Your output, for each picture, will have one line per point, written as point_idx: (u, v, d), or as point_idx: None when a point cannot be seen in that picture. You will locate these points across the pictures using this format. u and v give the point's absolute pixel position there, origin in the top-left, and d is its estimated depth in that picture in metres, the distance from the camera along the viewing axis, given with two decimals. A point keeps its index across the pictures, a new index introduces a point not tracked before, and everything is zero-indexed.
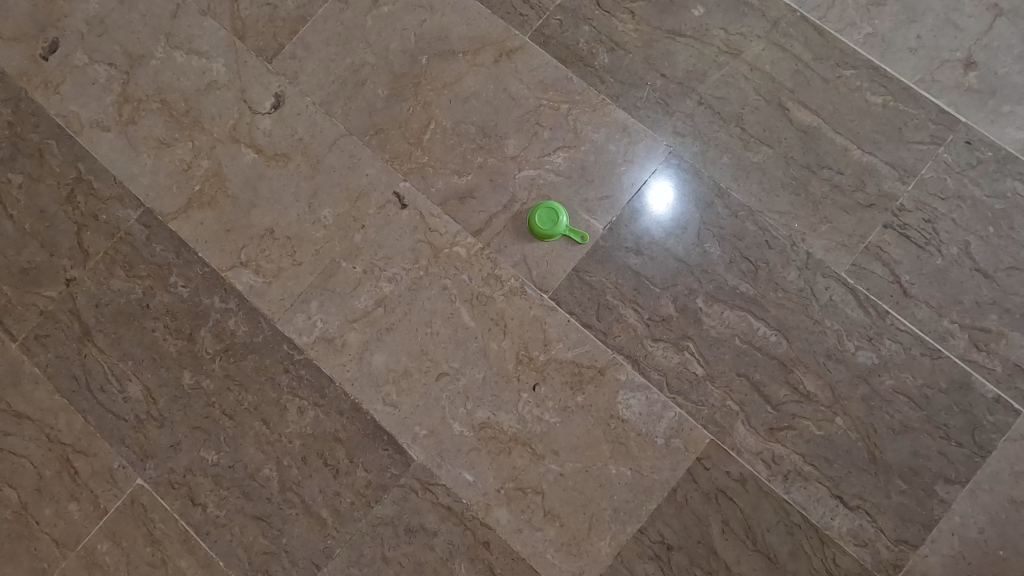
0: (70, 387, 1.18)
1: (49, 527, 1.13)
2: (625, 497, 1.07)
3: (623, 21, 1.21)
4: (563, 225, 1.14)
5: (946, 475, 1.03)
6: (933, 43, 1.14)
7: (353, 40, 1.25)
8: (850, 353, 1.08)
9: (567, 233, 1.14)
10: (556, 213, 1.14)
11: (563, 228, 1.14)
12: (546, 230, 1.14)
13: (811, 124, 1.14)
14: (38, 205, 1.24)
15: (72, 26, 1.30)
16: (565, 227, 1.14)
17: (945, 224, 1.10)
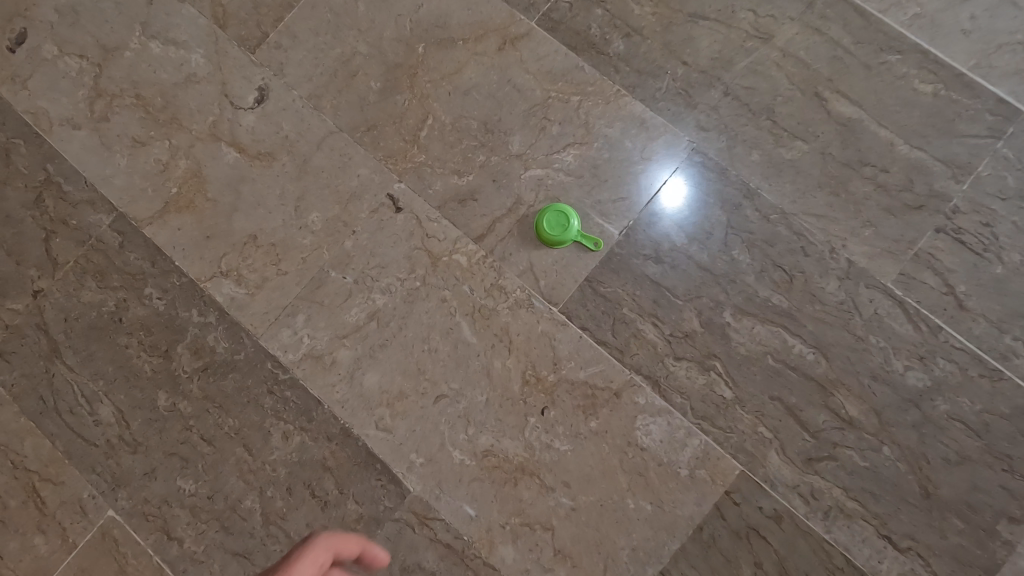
0: (37, 408, 1.08)
1: (13, 563, 1.04)
2: (645, 535, 0.96)
3: (640, 4, 1.09)
4: (574, 229, 1.03)
5: (1010, 513, 0.91)
6: (989, 24, 1.02)
7: (343, 28, 1.14)
8: (898, 374, 0.96)
9: (578, 238, 1.03)
10: (565, 216, 1.04)
11: (574, 233, 1.03)
12: (555, 235, 1.03)
13: (852, 116, 1.02)
14: (4, 211, 1.14)
15: (41, 16, 1.20)
16: (576, 232, 1.03)
17: (1005, 228, 0.98)
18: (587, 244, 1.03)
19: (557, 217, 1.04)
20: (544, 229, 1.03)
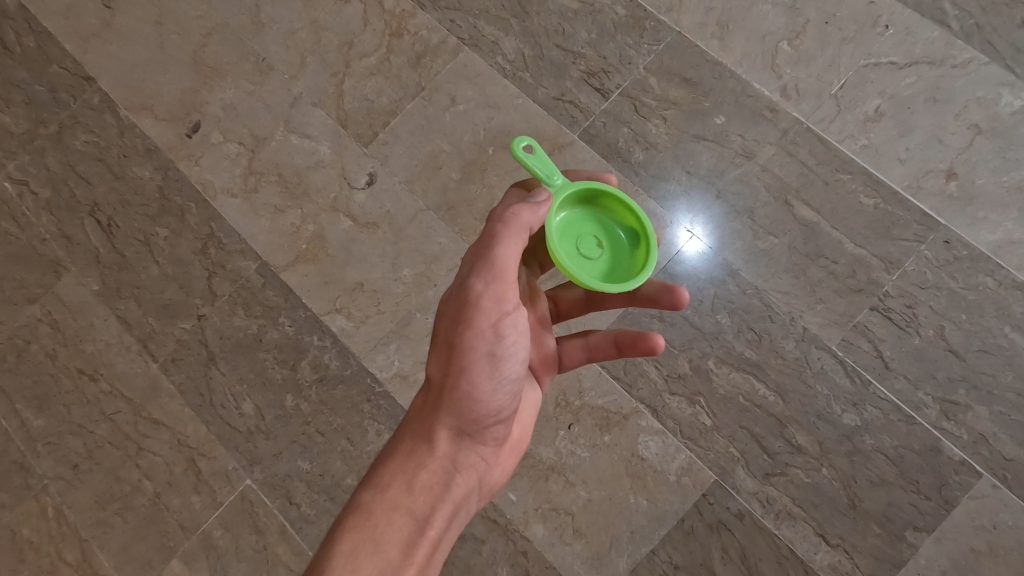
0: (198, 402, 1.49)
1: (177, 513, 1.44)
2: (641, 522, 1.29)
3: (656, 125, 1.46)
4: (611, 224, 1.02)
5: (916, 524, 1.22)
6: (920, 155, 1.36)
7: (433, 132, 1.54)
8: (837, 415, 1.28)
9: (583, 203, 1.02)
10: (640, 243, 1.00)
11: (596, 212, 1.02)
12: (594, 256, 0.99)
13: (811, 219, 1.36)
14: (178, 255, 1.57)
15: (211, 112, 1.64)
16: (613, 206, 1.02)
17: (924, 309, 1.29)
18: (540, 168, 0.96)
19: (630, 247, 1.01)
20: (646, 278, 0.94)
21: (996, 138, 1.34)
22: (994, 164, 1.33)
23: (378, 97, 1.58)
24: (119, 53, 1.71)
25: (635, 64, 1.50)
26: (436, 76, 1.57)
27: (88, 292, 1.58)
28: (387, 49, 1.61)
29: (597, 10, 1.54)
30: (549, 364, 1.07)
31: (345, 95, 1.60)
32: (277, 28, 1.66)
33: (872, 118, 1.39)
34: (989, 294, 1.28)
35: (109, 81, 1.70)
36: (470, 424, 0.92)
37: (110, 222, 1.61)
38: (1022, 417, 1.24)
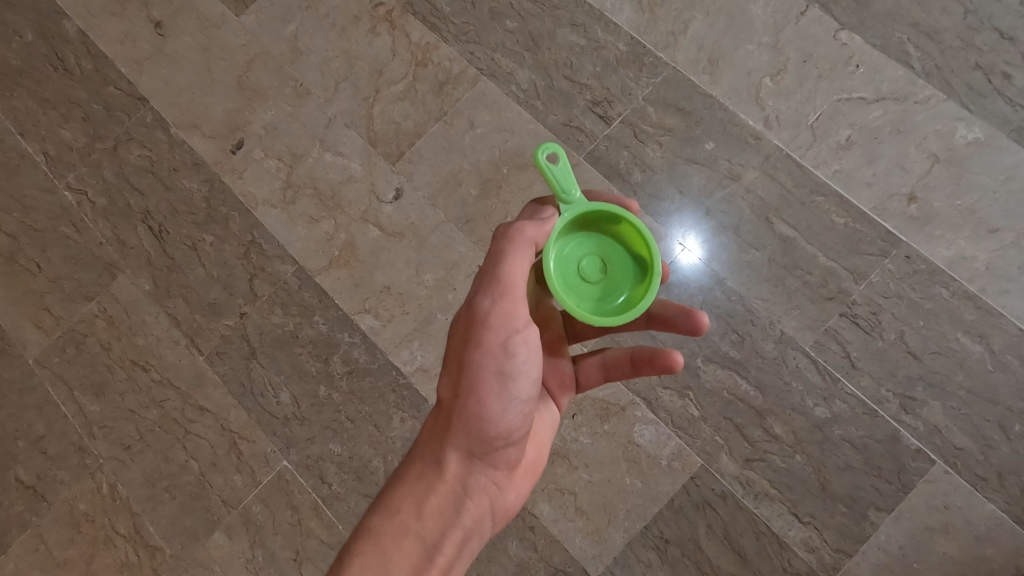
0: (240, 391, 1.65)
1: (220, 491, 1.60)
2: (636, 501, 1.45)
3: (653, 150, 1.64)
4: (623, 250, 1.08)
5: (877, 504, 1.39)
6: (885, 180, 1.54)
7: (454, 152, 1.72)
8: (810, 408, 1.45)
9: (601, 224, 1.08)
10: (644, 275, 1.06)
11: (607, 235, 1.08)
12: (594, 278, 1.07)
13: (789, 234, 1.54)
14: (222, 258, 1.74)
15: (253, 131, 1.82)
16: (632, 234, 1.07)
17: (886, 316, 1.47)
18: (556, 184, 1.03)
19: (635, 279, 1.07)
20: (635, 316, 1.00)
21: (952, 165, 1.53)
22: (951, 189, 1.51)
23: (405, 120, 1.77)
24: (170, 77, 1.90)
25: (634, 95, 1.68)
26: (457, 102, 1.75)
27: (140, 291, 1.76)
28: (413, 77, 1.79)
29: (602, 46, 1.73)
30: (566, 385, 1.19)
31: (375, 118, 1.78)
32: (314, 57, 1.85)
33: (844, 147, 1.57)
34: (944, 303, 1.46)
35: (161, 101, 1.89)
36: (478, 445, 1.01)
37: (161, 228, 1.79)
38: (972, 411, 1.41)
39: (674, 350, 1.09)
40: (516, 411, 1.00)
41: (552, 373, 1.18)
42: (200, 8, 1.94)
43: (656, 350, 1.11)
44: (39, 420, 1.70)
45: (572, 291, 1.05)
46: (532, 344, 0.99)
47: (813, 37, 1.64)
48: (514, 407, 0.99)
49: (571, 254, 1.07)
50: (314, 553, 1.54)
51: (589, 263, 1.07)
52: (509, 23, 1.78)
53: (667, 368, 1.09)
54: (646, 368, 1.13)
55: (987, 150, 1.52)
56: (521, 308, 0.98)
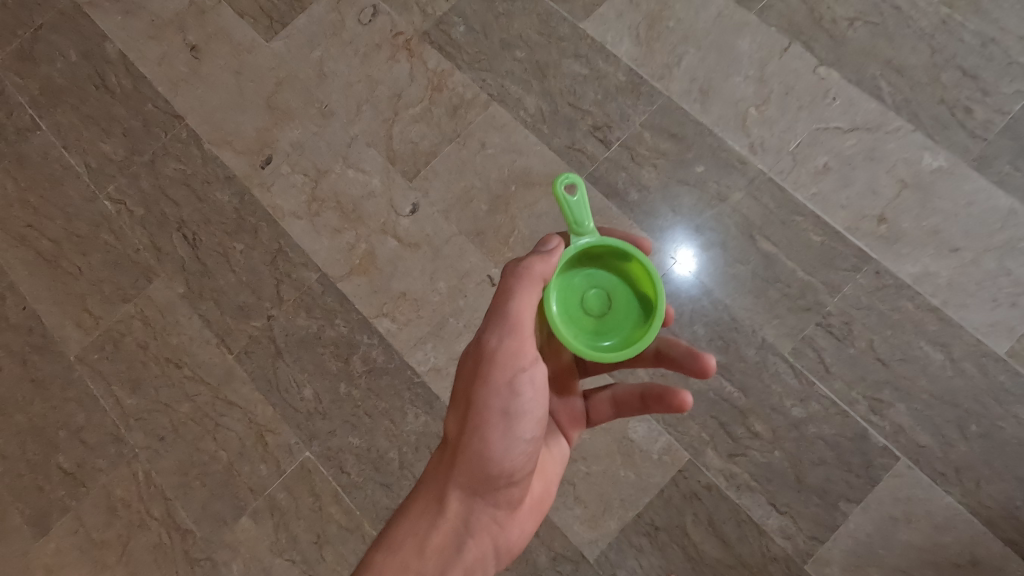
0: (266, 387, 1.80)
1: (247, 478, 1.74)
2: (629, 491, 1.60)
3: (648, 171, 1.80)
4: (626, 288, 1.21)
5: (847, 496, 1.54)
6: (858, 203, 1.70)
7: (466, 170, 1.88)
8: (787, 408, 1.60)
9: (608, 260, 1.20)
10: (640, 313, 1.19)
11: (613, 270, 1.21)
12: (593, 308, 1.19)
13: (771, 251, 1.70)
14: (251, 265, 1.89)
15: (281, 148, 1.98)
16: (638, 274, 1.19)
17: (858, 325, 1.62)
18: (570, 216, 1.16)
19: (637, 316, 1.19)
20: (629, 355, 1.11)
21: (919, 190, 1.69)
22: (917, 211, 1.67)
23: (421, 141, 1.92)
24: (204, 96, 2.06)
25: (632, 121, 1.84)
26: (470, 124, 1.91)
27: (174, 294, 1.90)
28: (429, 101, 1.95)
29: (602, 75, 1.89)
30: (578, 420, 1.34)
31: (394, 137, 1.94)
32: (338, 80, 2.01)
33: (821, 172, 1.73)
34: (910, 315, 1.61)
35: (195, 119, 2.05)
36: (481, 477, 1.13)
37: (194, 236, 1.94)
38: (934, 413, 1.56)
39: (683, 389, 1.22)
40: (517, 446, 1.13)
41: (565, 411, 1.33)
42: (233, 33, 2.11)
43: (665, 388, 1.25)
44: (79, 411, 1.84)
45: (572, 320, 1.17)
46: (533, 387, 1.12)
47: (795, 71, 1.81)
48: (513, 445, 1.12)
49: (577, 284, 1.20)
50: (334, 537, 1.68)
51: (595, 293, 1.20)
52: (517, 52, 1.95)
53: (676, 409, 1.22)
54: (656, 406, 1.26)
55: (950, 177, 1.68)
56: (523, 353, 1.11)
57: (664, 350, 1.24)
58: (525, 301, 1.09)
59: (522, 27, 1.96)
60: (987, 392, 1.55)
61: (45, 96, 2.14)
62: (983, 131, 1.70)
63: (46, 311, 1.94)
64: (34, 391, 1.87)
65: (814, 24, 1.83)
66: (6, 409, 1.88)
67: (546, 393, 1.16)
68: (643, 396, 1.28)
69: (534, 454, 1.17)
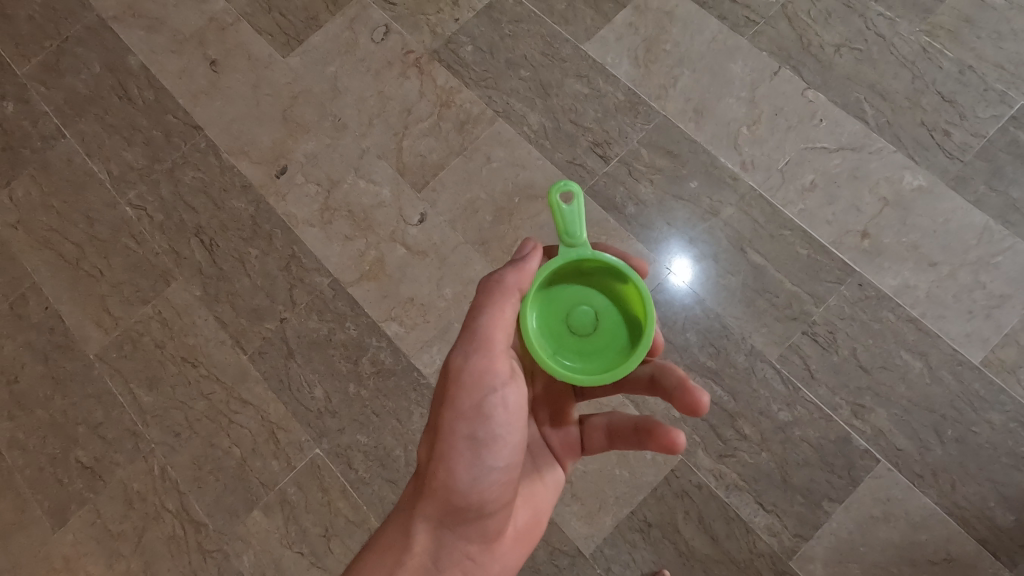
0: (279, 386, 1.88)
1: (259, 473, 1.82)
2: (624, 489, 1.68)
3: (645, 186, 1.90)
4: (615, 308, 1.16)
5: (830, 496, 1.62)
6: (842, 219, 1.80)
7: (472, 182, 1.98)
8: (774, 412, 1.69)
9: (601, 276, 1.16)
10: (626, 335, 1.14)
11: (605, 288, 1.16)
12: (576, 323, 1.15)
13: (760, 263, 1.80)
14: (265, 270, 1.98)
15: (296, 159, 2.07)
16: (632, 296, 1.14)
17: (841, 334, 1.72)
18: (564, 222, 1.13)
19: (624, 341, 1.13)
20: (600, 379, 1.08)
21: (900, 208, 1.79)
22: (898, 228, 1.77)
23: (429, 154, 2.02)
24: (222, 108, 2.16)
25: (630, 138, 1.95)
26: (476, 139, 2.02)
27: (191, 296, 1.99)
28: (438, 116, 2.06)
29: (603, 95, 2.00)
30: (574, 448, 1.31)
31: (403, 150, 2.04)
32: (351, 95, 2.11)
33: (808, 189, 1.83)
34: (890, 325, 1.71)
35: (214, 130, 2.14)
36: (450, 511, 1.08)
37: (211, 242, 2.03)
38: (913, 418, 1.65)
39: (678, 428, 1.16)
40: (487, 477, 1.07)
41: (559, 438, 1.30)
42: (251, 49, 2.21)
43: (660, 425, 1.19)
44: (98, 408, 1.92)
45: (551, 333, 1.14)
46: (503, 412, 1.08)
47: (784, 94, 1.91)
48: (483, 476, 1.07)
49: (562, 296, 1.16)
50: (342, 530, 1.76)
51: (583, 309, 1.15)
52: (522, 72, 2.06)
53: (669, 448, 1.16)
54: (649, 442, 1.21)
55: (929, 196, 1.78)
56: (492, 375, 1.07)
57: (658, 378, 1.20)
58: (493, 318, 1.07)
59: (527, 47, 2.07)
60: (962, 399, 1.64)
61: (69, 106, 2.24)
62: (960, 153, 1.81)
63: (67, 311, 2.02)
64: (55, 388, 1.96)
65: (802, 50, 1.94)
66: (27, 404, 1.96)
67: (519, 419, 1.11)
68: (637, 428, 1.24)
69: (510, 486, 1.11)
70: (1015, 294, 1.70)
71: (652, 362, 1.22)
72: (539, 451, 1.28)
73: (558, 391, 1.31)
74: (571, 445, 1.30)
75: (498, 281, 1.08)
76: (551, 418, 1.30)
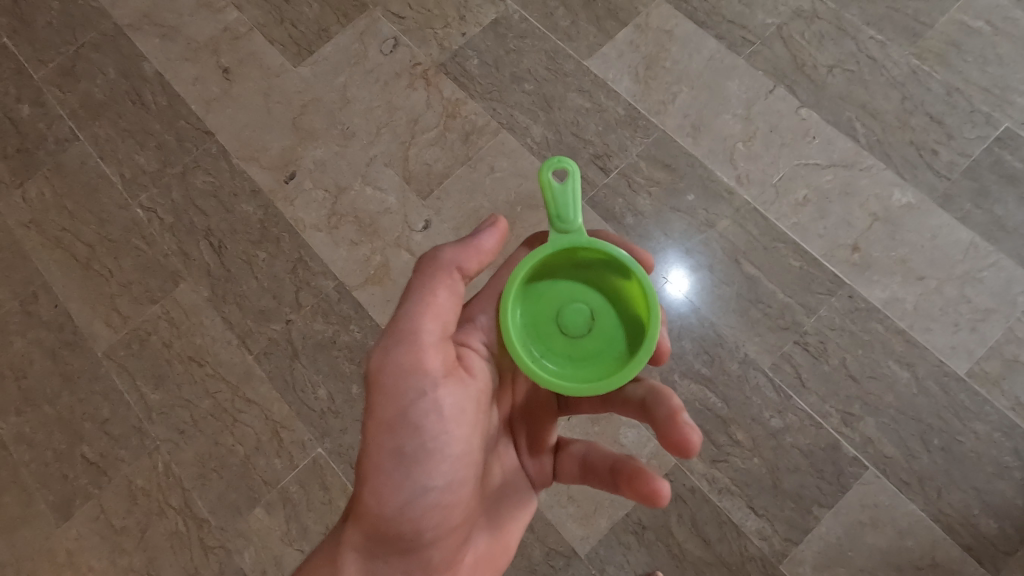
0: (283, 386, 1.92)
1: (262, 472, 1.86)
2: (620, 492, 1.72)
3: (644, 198, 1.96)
4: (615, 308, 1.13)
5: (820, 501, 1.67)
6: (834, 233, 1.86)
7: (477, 191, 2.04)
8: (766, 419, 1.74)
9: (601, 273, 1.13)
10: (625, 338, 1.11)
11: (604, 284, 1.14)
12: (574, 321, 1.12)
13: (754, 274, 1.85)
14: (273, 272, 2.03)
15: (305, 165, 2.13)
16: (633, 296, 1.11)
17: (831, 345, 1.77)
18: (558, 213, 1.10)
19: (622, 347, 1.11)
20: (594, 389, 1.05)
21: (889, 223, 1.85)
22: (887, 242, 1.84)
23: (435, 163, 2.09)
24: (234, 115, 2.22)
25: (630, 151, 2.01)
26: (480, 149, 2.08)
27: (199, 297, 2.04)
28: (444, 127, 2.12)
29: (604, 109, 2.06)
30: (546, 468, 1.26)
31: (410, 159, 2.10)
32: (359, 105, 2.18)
33: (801, 204, 1.90)
34: (879, 337, 1.76)
35: (225, 135, 2.20)
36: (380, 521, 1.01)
37: (220, 244, 2.08)
38: (901, 427, 1.70)
39: (662, 477, 1.02)
40: (419, 484, 1.00)
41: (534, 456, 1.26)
42: (263, 58, 2.28)
43: (635, 468, 1.07)
44: (105, 405, 1.96)
45: (544, 332, 1.12)
46: (434, 413, 1.00)
47: (779, 112, 1.98)
48: (414, 483, 0.99)
49: (561, 292, 1.14)
50: None
51: (579, 310, 1.13)
52: (526, 86, 2.12)
53: (649, 499, 1.02)
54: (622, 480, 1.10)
55: (917, 213, 1.85)
56: (419, 373, 1.00)
57: (649, 405, 1.08)
58: (421, 311, 1.01)
59: (531, 62, 2.14)
60: (948, 409, 1.70)
61: (84, 109, 2.30)
62: (947, 172, 1.87)
63: (77, 309, 2.06)
64: (63, 384, 1.99)
65: (797, 70, 2.01)
66: (35, 400, 1.99)
67: (454, 427, 1.02)
68: (615, 467, 1.13)
69: (447, 494, 1.02)
70: (999, 308, 1.76)
71: (648, 385, 1.11)
72: (511, 467, 1.21)
73: (540, 402, 1.26)
74: (544, 468, 1.25)
75: (433, 270, 1.05)
76: (528, 433, 1.25)
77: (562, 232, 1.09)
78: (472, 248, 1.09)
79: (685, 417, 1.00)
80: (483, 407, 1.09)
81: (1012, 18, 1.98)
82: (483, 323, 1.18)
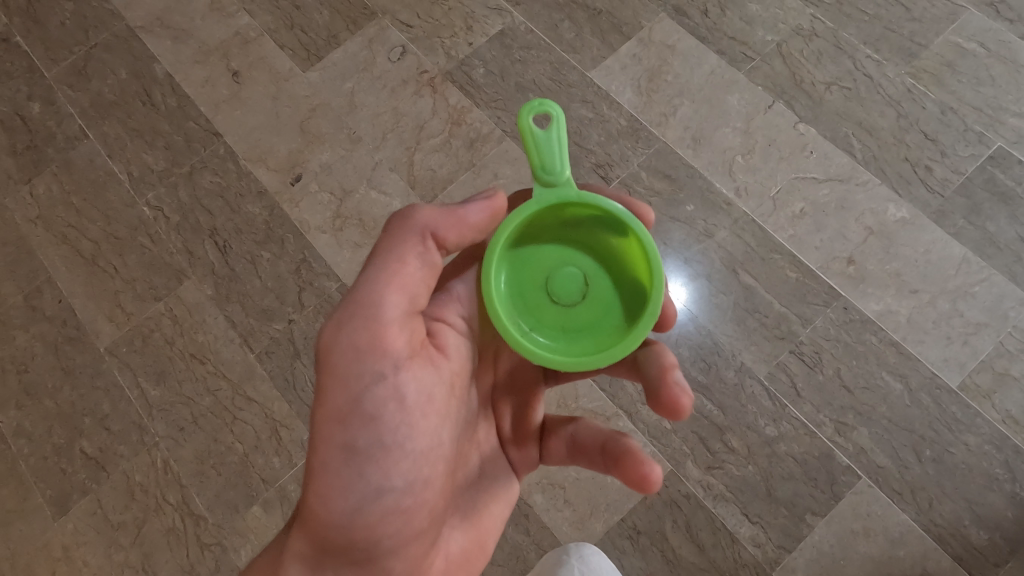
0: (283, 385, 1.94)
1: (261, 470, 1.87)
2: (616, 496, 1.74)
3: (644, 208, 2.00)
4: (610, 273, 1.12)
5: (813, 510, 1.69)
6: (830, 246, 1.90)
7: None
8: (761, 426, 1.76)
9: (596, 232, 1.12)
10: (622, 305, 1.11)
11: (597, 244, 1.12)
12: (569, 287, 1.11)
13: (751, 284, 1.88)
14: (277, 272, 2.06)
15: (310, 168, 2.17)
16: (631, 260, 1.11)
17: (826, 355, 1.80)
18: (549, 166, 1.07)
19: (618, 315, 1.10)
20: (593, 363, 1.05)
21: (884, 237, 1.89)
22: (881, 256, 1.87)
23: (440, 169, 2.12)
24: (242, 117, 2.26)
25: (631, 161, 2.05)
26: (484, 156, 2.12)
27: (203, 295, 2.06)
28: (449, 134, 2.16)
29: (607, 120, 2.11)
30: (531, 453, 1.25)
31: (415, 164, 2.13)
32: (366, 110, 2.21)
33: (798, 216, 1.94)
34: (873, 348, 1.80)
35: (233, 137, 2.24)
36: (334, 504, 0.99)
37: (225, 243, 2.11)
38: (894, 437, 1.72)
39: (655, 461, 1.06)
40: (374, 470, 0.97)
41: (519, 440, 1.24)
42: (273, 63, 2.32)
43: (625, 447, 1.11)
44: (105, 400, 1.97)
45: (537, 300, 1.10)
46: (392, 398, 0.97)
47: (777, 126, 2.03)
48: (369, 469, 0.97)
49: (556, 257, 1.12)
50: None
51: (572, 276, 1.11)
52: (531, 95, 2.17)
53: (639, 483, 1.06)
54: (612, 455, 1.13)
55: (911, 227, 1.89)
56: (376, 354, 0.96)
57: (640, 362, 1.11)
58: (386, 284, 0.97)
59: (536, 72, 2.19)
60: (940, 420, 1.72)
61: (94, 109, 2.33)
62: (941, 188, 1.92)
63: (81, 305, 2.08)
64: (64, 379, 2.01)
65: (795, 86, 2.06)
66: (35, 394, 2.00)
67: (413, 412, 0.99)
68: (607, 447, 1.14)
69: (406, 482, 0.99)
70: (990, 322, 1.79)
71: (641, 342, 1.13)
72: (489, 451, 1.20)
73: (525, 382, 1.24)
74: (527, 453, 1.24)
75: (404, 235, 1.00)
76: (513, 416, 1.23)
77: (551, 185, 1.07)
78: (454, 215, 1.03)
79: (677, 377, 1.04)
80: (452, 391, 1.07)
81: (1004, 41, 2.04)
82: (458, 292, 1.18)
